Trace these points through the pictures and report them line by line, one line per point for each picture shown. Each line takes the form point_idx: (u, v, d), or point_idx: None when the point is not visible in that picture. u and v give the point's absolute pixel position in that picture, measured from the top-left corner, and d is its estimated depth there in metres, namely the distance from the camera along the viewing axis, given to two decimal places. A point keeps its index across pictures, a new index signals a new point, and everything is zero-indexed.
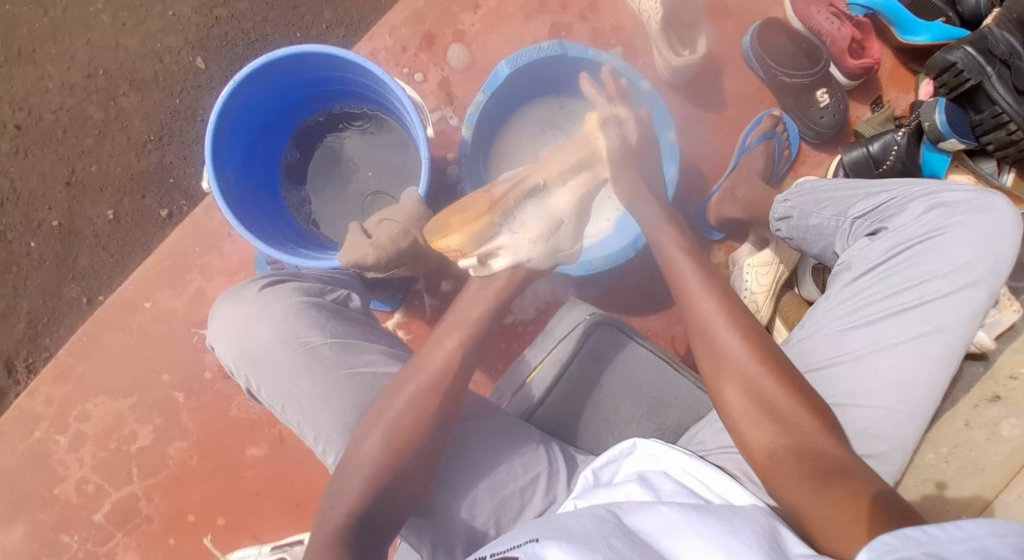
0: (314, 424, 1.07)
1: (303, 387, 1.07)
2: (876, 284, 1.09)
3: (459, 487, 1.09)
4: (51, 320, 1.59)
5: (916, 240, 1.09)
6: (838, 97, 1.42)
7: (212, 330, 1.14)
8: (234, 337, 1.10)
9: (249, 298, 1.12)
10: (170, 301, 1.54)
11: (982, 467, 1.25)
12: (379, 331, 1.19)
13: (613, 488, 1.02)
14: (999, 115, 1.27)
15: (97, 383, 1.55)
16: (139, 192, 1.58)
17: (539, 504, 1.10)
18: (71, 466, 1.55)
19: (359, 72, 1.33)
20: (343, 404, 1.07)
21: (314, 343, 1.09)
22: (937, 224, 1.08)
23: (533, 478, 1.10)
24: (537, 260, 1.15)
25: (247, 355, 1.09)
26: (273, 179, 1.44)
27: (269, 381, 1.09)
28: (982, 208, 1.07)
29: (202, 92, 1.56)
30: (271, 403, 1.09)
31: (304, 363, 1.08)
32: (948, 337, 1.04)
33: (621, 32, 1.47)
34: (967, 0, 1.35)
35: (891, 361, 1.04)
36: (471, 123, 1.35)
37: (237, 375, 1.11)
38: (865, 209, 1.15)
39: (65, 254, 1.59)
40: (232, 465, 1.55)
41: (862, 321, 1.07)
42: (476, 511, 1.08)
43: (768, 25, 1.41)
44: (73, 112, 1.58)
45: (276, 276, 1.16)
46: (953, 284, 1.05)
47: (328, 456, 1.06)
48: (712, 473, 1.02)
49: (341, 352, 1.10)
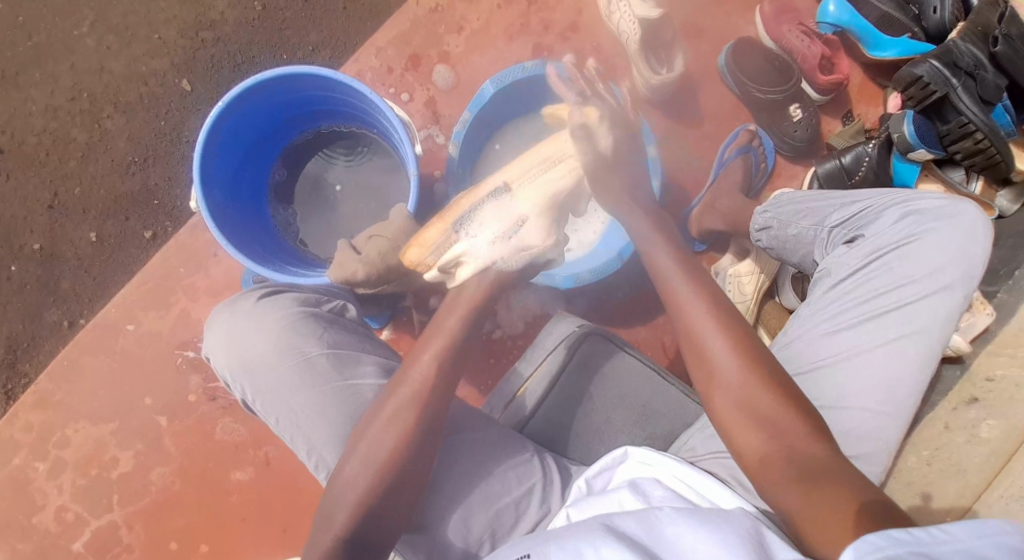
0: (308, 437, 1.07)
1: (298, 398, 1.08)
2: (855, 289, 1.10)
3: (452, 500, 1.07)
4: (30, 345, 1.57)
5: (893, 246, 1.10)
6: (810, 112, 1.47)
7: (207, 342, 1.14)
8: (230, 349, 1.11)
9: (245, 309, 1.13)
10: (154, 322, 1.53)
11: (963, 468, 1.25)
12: (373, 340, 1.19)
13: (605, 497, 1.00)
14: (966, 126, 1.32)
15: (77, 408, 1.53)
16: (123, 214, 1.57)
17: (534, 516, 1.08)
18: (50, 494, 1.51)
19: (345, 91, 1.34)
20: (336, 415, 1.07)
21: (309, 355, 1.09)
22: (911, 230, 1.10)
23: (528, 489, 1.09)
24: (503, 261, 1.11)
25: (242, 366, 1.10)
26: (261, 198, 1.45)
27: (265, 393, 1.09)
28: (954, 213, 1.09)
29: (188, 114, 1.57)
30: (265, 415, 1.10)
31: (299, 375, 1.08)
32: (927, 339, 1.05)
33: (600, 52, 1.52)
34: (933, 16, 1.41)
35: (874, 364, 1.04)
36: (457, 140, 1.38)
37: (233, 386, 1.12)
38: (841, 217, 1.17)
39: (46, 277, 1.57)
40: (216, 489, 1.52)
41: (844, 326, 1.08)
42: (471, 524, 1.06)
43: (741, 44, 1.46)
44: (55, 135, 1.58)
45: (271, 289, 1.18)
46: (930, 288, 1.06)
47: (320, 468, 1.07)
48: (704, 481, 1.00)
49: (335, 362, 1.10)
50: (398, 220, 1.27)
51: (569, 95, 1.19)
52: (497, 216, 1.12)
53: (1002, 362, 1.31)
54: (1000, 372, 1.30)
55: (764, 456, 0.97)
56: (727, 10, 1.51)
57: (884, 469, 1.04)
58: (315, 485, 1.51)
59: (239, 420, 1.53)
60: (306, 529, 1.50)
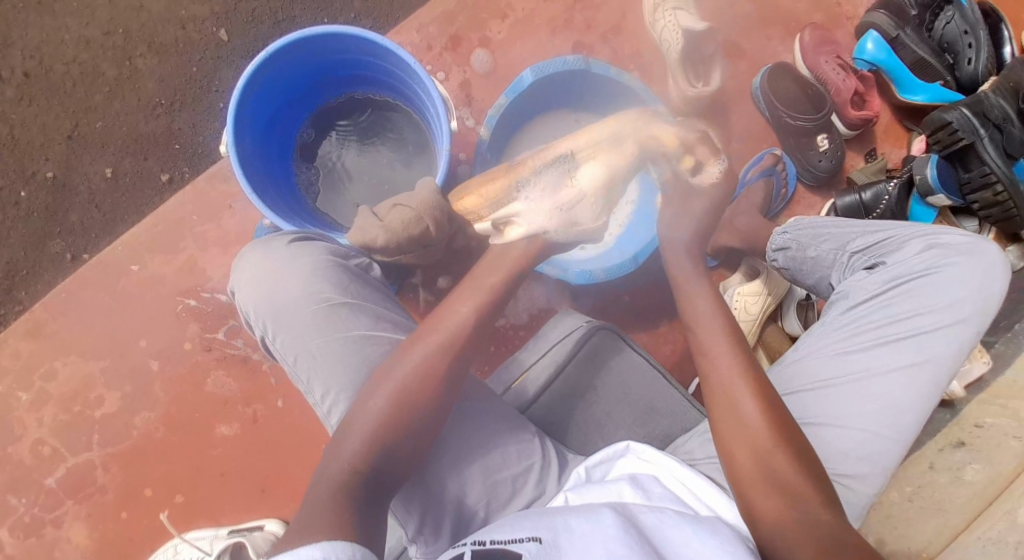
0: (324, 380, 1.08)
1: (317, 343, 1.09)
2: (872, 313, 1.12)
3: (454, 469, 1.08)
4: (29, 273, 1.55)
5: (913, 276, 1.13)
6: (836, 144, 1.49)
7: (235, 279, 1.16)
8: (258, 287, 1.13)
9: (278, 249, 1.15)
10: (159, 266, 1.52)
11: (944, 507, 1.27)
12: (394, 302, 1.20)
13: (605, 486, 1.00)
14: (988, 176, 1.35)
15: (70, 342, 1.51)
16: (142, 154, 1.56)
17: (529, 494, 1.10)
18: (29, 426, 1.49)
19: (389, 58, 1.34)
20: (352, 363, 1.08)
21: (334, 300, 1.12)
22: (933, 262, 1.13)
23: (527, 467, 1.11)
24: (554, 231, 1.18)
25: (269, 305, 1.12)
26: (287, 156, 1.46)
27: (286, 333, 1.11)
28: (975, 252, 1.12)
29: (221, 64, 1.57)
30: (284, 355, 1.11)
31: (322, 317, 1.10)
32: (935, 370, 1.08)
33: (639, 59, 1.54)
34: (966, 67, 1.45)
35: (882, 387, 1.07)
36: (491, 123, 1.39)
37: (255, 324, 1.14)
38: (863, 244, 1.20)
39: (55, 206, 1.56)
40: (200, 442, 1.50)
41: (856, 346, 1.10)
42: (467, 492, 1.08)
43: (777, 69, 1.48)
44: (85, 67, 1.56)
45: (302, 234, 1.20)
46: (943, 321, 1.10)
47: (330, 417, 1.07)
48: (700, 482, 1.01)
49: (356, 313, 1.12)
50: (425, 191, 1.28)
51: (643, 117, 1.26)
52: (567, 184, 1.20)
53: (992, 411, 1.34)
54: (989, 420, 1.33)
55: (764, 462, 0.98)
56: (768, 35, 1.54)
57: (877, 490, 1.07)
58: (300, 451, 1.50)
59: (232, 375, 1.51)
60: (284, 493, 1.49)
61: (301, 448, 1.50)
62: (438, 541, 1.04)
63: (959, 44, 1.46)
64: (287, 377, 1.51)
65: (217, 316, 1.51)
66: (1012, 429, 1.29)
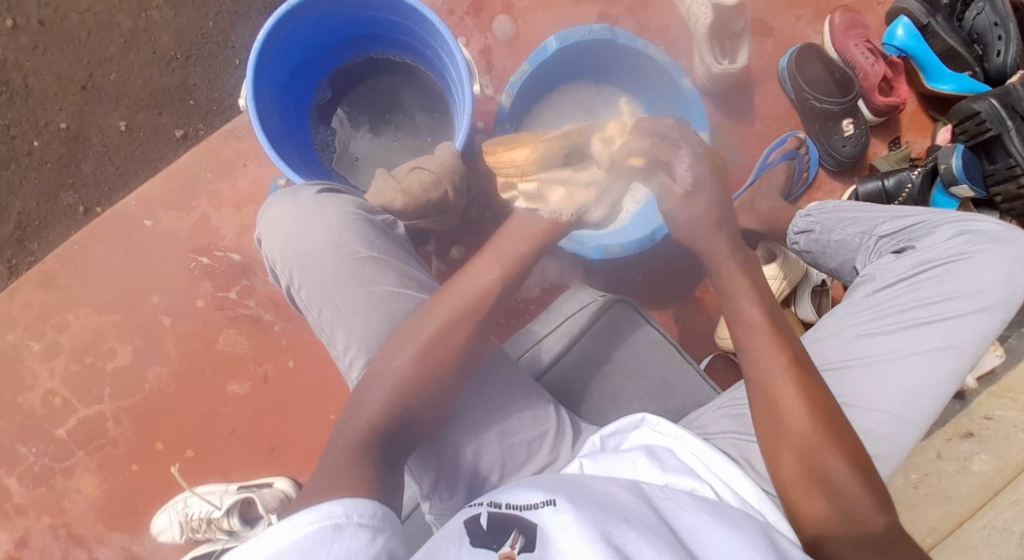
0: (345, 333, 1.09)
1: (341, 294, 1.10)
2: (898, 296, 1.13)
3: (472, 433, 1.10)
4: (42, 224, 1.55)
5: (942, 261, 1.13)
6: (861, 129, 1.47)
7: (263, 227, 1.17)
8: (286, 235, 1.14)
9: (307, 201, 1.16)
10: (172, 223, 1.51)
11: (949, 496, 1.31)
12: (417, 260, 1.20)
13: (620, 456, 1.03)
14: (1012, 168, 1.35)
15: (82, 296, 1.51)
16: (156, 108, 1.54)
17: (542, 460, 1.12)
18: (40, 376, 1.50)
19: (413, 19, 1.32)
20: (375, 316, 1.09)
21: (360, 253, 1.12)
22: (963, 248, 1.13)
23: (541, 433, 1.13)
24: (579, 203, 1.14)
25: (295, 254, 1.13)
26: (303, 114, 1.45)
27: (311, 283, 1.11)
28: (1007, 240, 1.12)
29: (238, 19, 1.54)
30: (308, 306, 1.12)
31: (347, 270, 1.11)
32: (959, 355, 1.08)
33: (664, 33, 1.51)
34: (995, 60, 1.42)
35: (904, 369, 1.07)
36: (512, 91, 1.36)
37: (282, 273, 1.14)
38: (892, 228, 1.20)
39: (69, 157, 1.54)
40: (211, 399, 1.51)
41: (881, 329, 1.11)
42: (483, 455, 1.10)
43: (806, 49, 1.47)
44: (100, 17, 1.53)
45: (332, 188, 1.20)
46: (970, 306, 1.10)
47: (352, 370, 1.08)
48: (717, 461, 1.02)
49: (381, 268, 1.12)
50: (444, 155, 1.27)
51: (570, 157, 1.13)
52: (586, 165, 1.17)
53: (1002, 403, 1.35)
54: (998, 412, 1.34)
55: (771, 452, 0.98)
56: (797, 14, 1.51)
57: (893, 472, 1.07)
58: (308, 412, 1.51)
59: (243, 334, 1.51)
60: (292, 453, 1.50)
61: (309, 410, 1.51)
62: (451, 498, 1.08)
63: (988, 36, 1.43)
64: (298, 339, 1.51)
65: (230, 275, 1.51)
66: (1020, 421, 1.33)
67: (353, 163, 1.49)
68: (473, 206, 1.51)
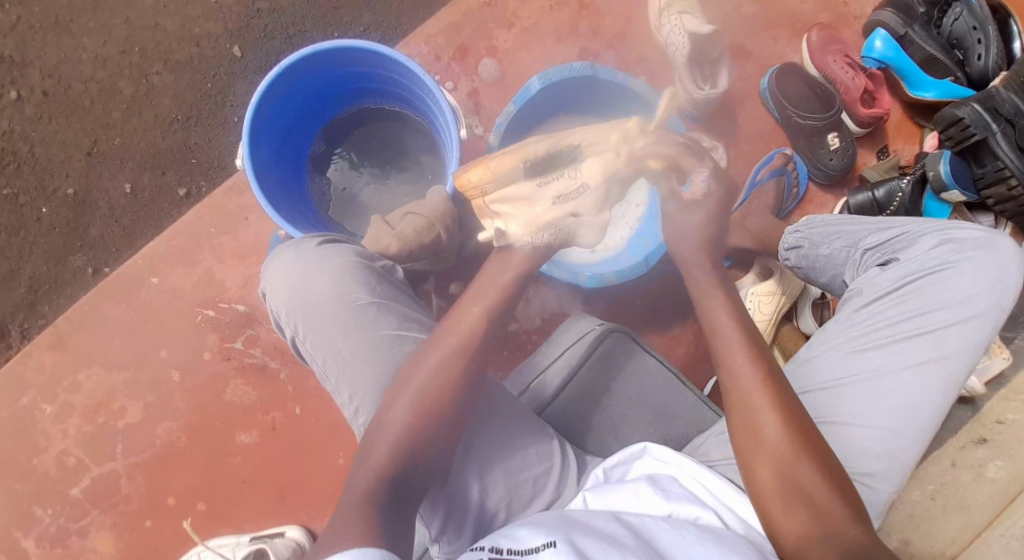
0: (351, 382, 1.11)
1: (345, 343, 1.12)
2: (887, 310, 1.13)
3: (477, 470, 1.10)
4: (52, 287, 1.58)
5: (927, 272, 1.13)
6: (847, 143, 1.49)
7: (266, 279, 1.19)
8: (289, 289, 1.15)
9: (307, 252, 1.18)
10: (177, 278, 1.54)
11: (967, 505, 1.26)
12: (417, 303, 1.22)
13: (623, 487, 1.02)
14: (1002, 171, 1.36)
15: (92, 355, 1.53)
16: (160, 168, 1.58)
17: (549, 496, 1.12)
18: (54, 437, 1.52)
19: (401, 72, 1.37)
20: (380, 362, 1.11)
21: (362, 301, 1.14)
22: (947, 257, 1.13)
23: (547, 468, 1.13)
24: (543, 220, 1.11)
25: (299, 306, 1.14)
26: (301, 166, 1.49)
27: (316, 335, 1.13)
28: (991, 246, 1.12)
29: (235, 79, 1.58)
30: (314, 357, 1.13)
31: (349, 319, 1.13)
32: (952, 365, 1.08)
33: (646, 64, 1.55)
34: (976, 63, 1.44)
35: (898, 383, 1.07)
36: (500, 130, 1.40)
37: (286, 325, 1.16)
38: (876, 241, 1.20)
39: (76, 222, 1.58)
40: (221, 450, 1.52)
41: (872, 344, 1.11)
42: (490, 493, 1.10)
43: (784, 69, 1.49)
44: (103, 84, 1.58)
45: (331, 238, 1.22)
46: (960, 315, 1.10)
47: (359, 416, 1.10)
48: (720, 485, 1.02)
49: (383, 314, 1.14)
50: (436, 200, 1.31)
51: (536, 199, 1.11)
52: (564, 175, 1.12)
53: (1014, 406, 1.33)
54: (1010, 415, 1.32)
55: (773, 474, 0.97)
56: (775, 36, 1.54)
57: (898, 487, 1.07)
58: (317, 459, 1.51)
59: (251, 385, 1.53)
60: (302, 501, 1.51)
61: (317, 456, 1.52)
62: (458, 541, 1.07)
63: (967, 40, 1.45)
64: (305, 386, 1.53)
65: (235, 326, 1.53)
66: None
67: (341, 191, 1.54)
68: (468, 243, 1.53)
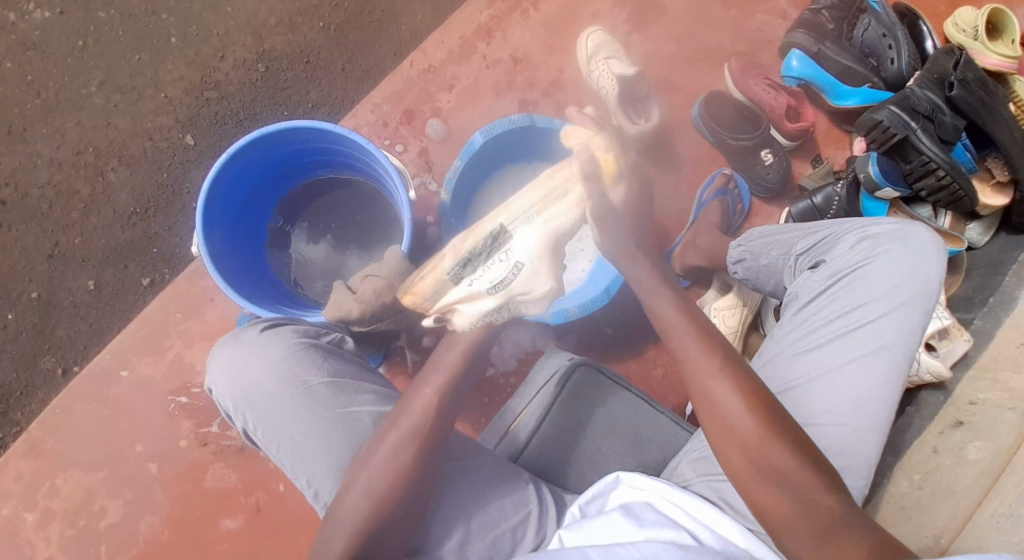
0: (307, 467, 1.11)
1: (296, 428, 1.12)
2: (823, 310, 1.15)
3: (452, 527, 1.09)
4: (23, 393, 1.57)
5: (853, 269, 1.15)
6: (780, 157, 1.55)
7: (211, 377, 1.18)
8: (234, 382, 1.15)
9: (249, 342, 1.18)
10: (147, 369, 1.53)
11: (953, 490, 1.25)
12: (372, 372, 1.23)
13: (599, 522, 1.01)
14: (927, 164, 1.39)
15: (67, 457, 1.51)
16: (122, 263, 1.60)
17: (532, 541, 1.11)
18: (37, 545, 1.49)
19: (347, 144, 1.41)
20: (335, 443, 1.11)
21: (309, 382, 1.14)
22: (868, 253, 1.15)
23: (523, 518, 1.11)
24: (496, 308, 1.11)
25: (246, 396, 1.14)
26: (260, 244, 1.52)
27: (266, 423, 1.13)
28: (905, 236, 1.15)
29: (190, 167, 1.62)
30: (267, 445, 1.14)
31: (298, 402, 1.12)
32: (893, 355, 1.10)
33: (584, 107, 1.61)
34: (890, 67, 1.50)
35: (845, 380, 1.09)
36: (450, 186, 1.43)
37: (235, 417, 1.16)
38: (805, 246, 1.23)
39: (43, 325, 1.59)
40: (206, 539, 1.49)
41: (814, 345, 1.13)
42: (470, 550, 1.08)
43: (711, 99, 1.56)
44: (59, 187, 1.61)
45: (273, 322, 1.22)
46: (890, 305, 1.12)
47: (319, 498, 1.10)
48: (691, 501, 1.03)
49: (335, 392, 1.14)
50: (393, 261, 1.30)
51: (485, 279, 1.09)
52: (496, 262, 1.09)
53: (985, 385, 1.33)
54: (982, 395, 1.32)
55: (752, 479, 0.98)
56: (700, 67, 1.61)
57: (866, 480, 1.09)
58: (305, 534, 1.49)
59: (231, 467, 1.51)
60: None
61: (306, 530, 1.49)
62: None
63: (880, 47, 1.50)
64: None
65: (210, 410, 1.52)
66: (1004, 401, 1.28)
67: (299, 248, 1.57)
68: None
